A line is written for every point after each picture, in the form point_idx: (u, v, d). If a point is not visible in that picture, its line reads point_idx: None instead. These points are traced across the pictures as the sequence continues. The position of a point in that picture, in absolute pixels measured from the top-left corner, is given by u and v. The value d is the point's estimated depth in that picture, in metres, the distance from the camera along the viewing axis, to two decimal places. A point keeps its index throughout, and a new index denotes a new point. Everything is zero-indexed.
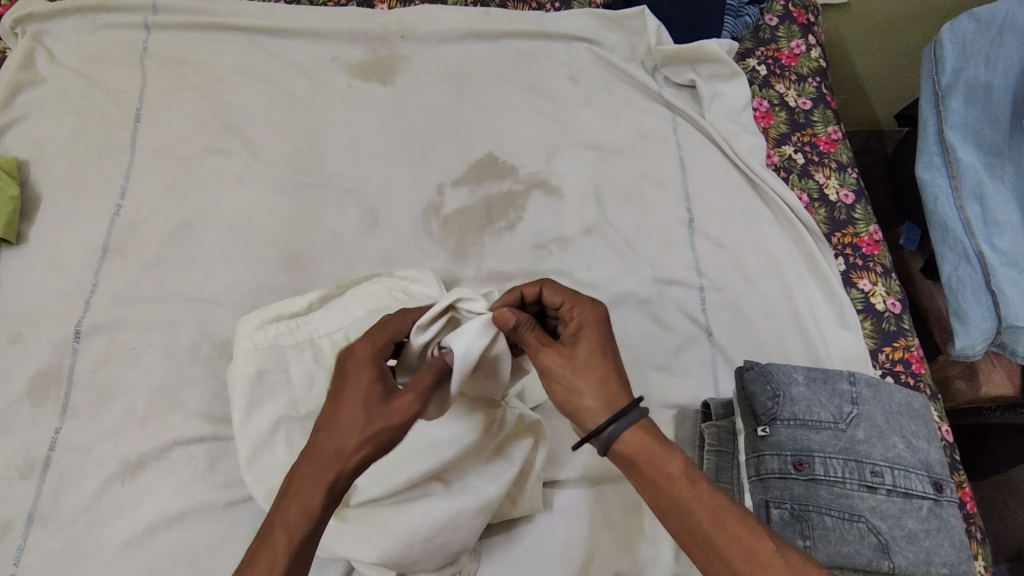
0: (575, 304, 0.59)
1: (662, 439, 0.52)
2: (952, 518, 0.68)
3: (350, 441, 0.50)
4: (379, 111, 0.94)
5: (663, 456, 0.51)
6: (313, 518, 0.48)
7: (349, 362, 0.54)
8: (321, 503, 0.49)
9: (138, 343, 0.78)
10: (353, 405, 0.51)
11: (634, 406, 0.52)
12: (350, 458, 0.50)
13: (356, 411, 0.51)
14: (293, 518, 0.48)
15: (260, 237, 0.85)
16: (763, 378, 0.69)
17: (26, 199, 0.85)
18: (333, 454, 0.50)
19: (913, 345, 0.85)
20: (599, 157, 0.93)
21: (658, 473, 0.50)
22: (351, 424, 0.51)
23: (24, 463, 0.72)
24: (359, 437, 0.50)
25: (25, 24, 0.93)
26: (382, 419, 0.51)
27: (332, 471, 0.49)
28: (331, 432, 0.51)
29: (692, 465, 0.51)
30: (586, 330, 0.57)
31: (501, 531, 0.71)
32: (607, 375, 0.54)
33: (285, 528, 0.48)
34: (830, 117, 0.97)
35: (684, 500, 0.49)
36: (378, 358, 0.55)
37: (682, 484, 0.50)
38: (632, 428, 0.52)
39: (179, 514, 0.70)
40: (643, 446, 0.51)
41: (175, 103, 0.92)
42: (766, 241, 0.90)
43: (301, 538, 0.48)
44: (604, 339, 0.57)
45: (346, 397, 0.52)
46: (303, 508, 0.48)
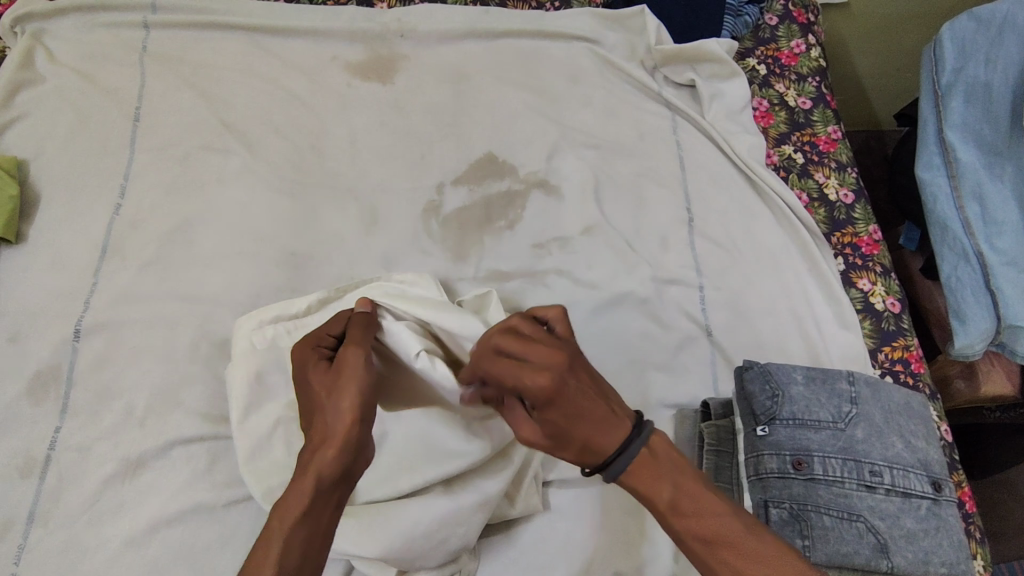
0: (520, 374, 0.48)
1: (657, 467, 0.49)
2: (951, 518, 0.68)
3: (324, 416, 0.52)
4: (378, 110, 0.94)
5: (652, 491, 0.49)
6: (304, 500, 0.47)
7: (299, 366, 0.58)
8: (311, 484, 0.48)
9: (138, 342, 0.78)
10: (315, 387, 0.55)
11: (632, 437, 0.49)
12: (324, 430, 0.51)
13: (320, 390, 0.54)
14: (285, 507, 0.47)
15: (260, 236, 0.85)
16: (762, 378, 0.69)
17: (26, 198, 0.85)
18: (313, 437, 0.51)
19: (912, 345, 0.85)
20: (598, 156, 0.93)
21: (653, 508, 0.49)
22: (317, 403, 0.53)
23: (24, 462, 0.72)
24: (328, 408, 0.52)
25: (25, 23, 0.93)
26: (336, 386, 0.53)
27: (314, 450, 0.50)
28: (310, 422, 0.53)
29: (685, 496, 0.48)
30: (552, 409, 0.48)
31: (501, 530, 0.72)
32: (602, 430, 0.48)
33: (279, 518, 0.47)
34: (830, 117, 0.97)
35: (679, 533, 0.48)
36: (320, 350, 0.59)
37: (674, 513, 0.48)
38: (623, 469, 0.49)
39: (179, 513, 0.70)
40: (635, 483, 0.49)
41: (175, 102, 0.92)
42: (766, 241, 0.90)
43: (297, 522, 0.47)
44: (573, 399, 0.48)
45: (307, 388, 0.56)
46: (294, 496, 0.48)
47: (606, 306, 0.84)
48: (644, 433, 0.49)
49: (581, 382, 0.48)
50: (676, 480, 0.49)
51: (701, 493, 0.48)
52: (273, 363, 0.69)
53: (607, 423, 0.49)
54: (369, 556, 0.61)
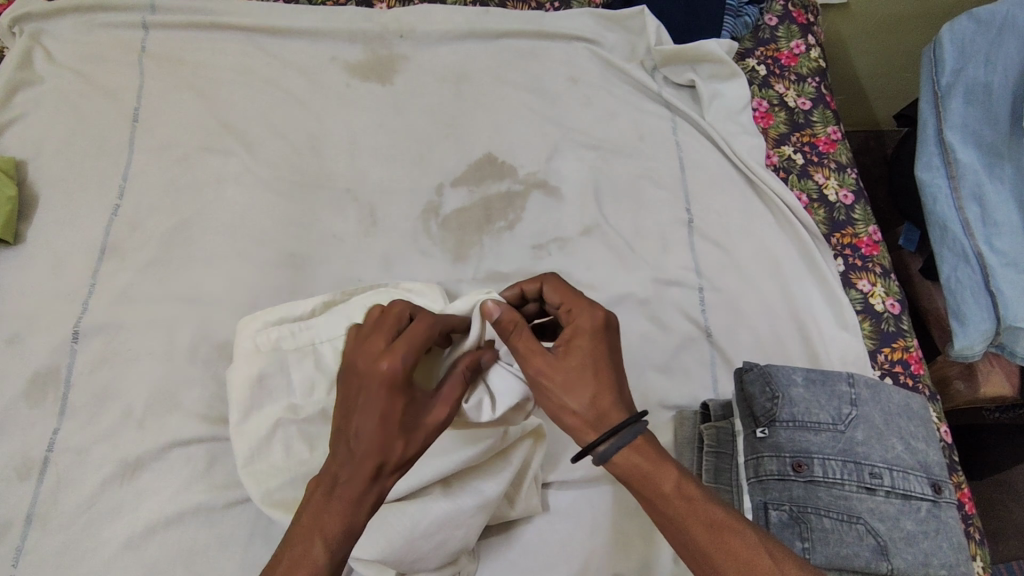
0: (573, 308, 0.57)
1: (656, 453, 0.52)
2: (950, 520, 0.67)
3: (391, 455, 0.50)
4: (378, 110, 0.94)
5: (657, 472, 0.51)
6: (355, 530, 0.50)
7: (380, 379, 0.51)
8: (364, 519, 0.50)
9: (137, 344, 0.78)
10: (392, 425, 0.50)
11: (634, 421, 0.52)
12: (386, 475, 0.50)
13: (394, 425, 0.50)
14: (334, 533, 0.49)
15: (260, 237, 0.85)
16: (762, 380, 0.69)
17: (24, 199, 0.85)
18: (371, 474, 0.49)
19: (912, 346, 0.85)
20: (598, 157, 0.93)
21: (651, 492, 0.50)
22: (388, 440, 0.50)
23: (23, 464, 0.72)
24: (399, 451, 0.50)
25: (22, 23, 0.93)
26: (415, 437, 0.51)
27: (372, 491, 0.50)
28: (373, 450, 0.50)
29: (687, 480, 0.51)
30: (580, 336, 0.55)
31: (500, 531, 0.71)
32: (602, 387, 0.53)
33: (325, 546, 0.48)
34: (830, 118, 0.97)
35: (678, 518, 0.50)
36: (410, 371, 0.52)
37: (676, 502, 0.50)
38: (626, 446, 0.51)
39: (179, 515, 0.69)
40: (636, 464, 0.51)
41: (174, 102, 0.92)
42: (767, 242, 0.89)
43: (341, 553, 0.49)
44: (598, 348, 0.54)
45: (379, 409, 0.50)
46: (345, 526, 0.49)
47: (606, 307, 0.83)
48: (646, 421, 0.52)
49: (611, 342, 0.55)
50: (679, 467, 0.52)
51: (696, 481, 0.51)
52: (274, 366, 0.68)
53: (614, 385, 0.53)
54: (369, 559, 0.61)
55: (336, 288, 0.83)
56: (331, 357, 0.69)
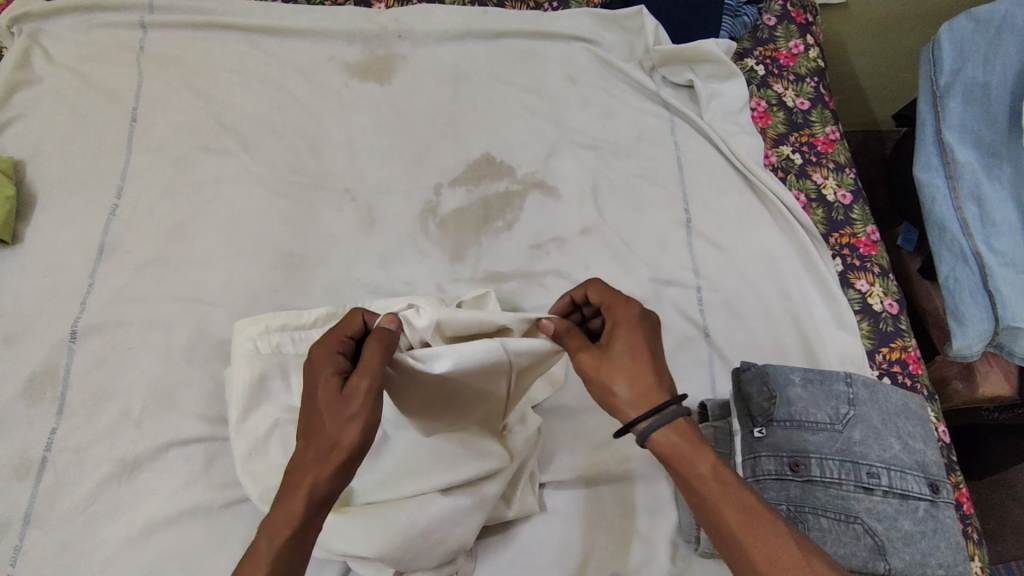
0: (613, 305, 0.60)
1: (695, 437, 0.54)
2: (949, 520, 0.67)
3: (323, 435, 0.51)
4: (376, 110, 0.94)
5: (694, 455, 0.53)
6: (294, 518, 0.49)
7: (314, 371, 0.54)
8: (302, 507, 0.49)
9: (135, 343, 0.78)
10: (322, 410, 0.52)
11: (672, 403, 0.55)
12: (321, 457, 0.50)
13: (323, 408, 0.52)
14: (276, 523, 0.49)
15: (258, 237, 0.85)
16: (759, 379, 0.70)
17: (22, 198, 0.85)
18: (308, 459, 0.50)
19: (910, 346, 0.85)
20: (597, 157, 0.93)
21: (688, 473, 0.52)
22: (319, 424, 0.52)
23: (21, 464, 0.72)
24: (329, 431, 0.51)
25: (21, 23, 0.93)
26: (341, 414, 0.51)
27: (307, 476, 0.50)
28: (306, 435, 0.52)
29: (724, 465, 0.52)
30: (621, 332, 0.58)
31: (498, 531, 0.71)
32: (644, 372, 0.56)
33: (270, 538, 0.49)
34: (829, 117, 0.97)
35: (712, 499, 0.51)
36: (336, 355, 0.55)
37: (711, 484, 0.51)
38: (664, 426, 0.54)
39: (177, 514, 0.69)
40: (674, 444, 0.53)
41: (172, 102, 0.92)
42: (764, 241, 0.89)
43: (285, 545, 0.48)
44: (638, 338, 0.58)
45: (311, 398, 0.53)
46: (284, 514, 0.49)
47: None
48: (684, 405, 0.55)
49: (653, 332, 0.59)
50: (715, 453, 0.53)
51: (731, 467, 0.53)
52: (274, 368, 0.68)
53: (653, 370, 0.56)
54: (366, 557, 0.61)
55: (334, 288, 0.83)
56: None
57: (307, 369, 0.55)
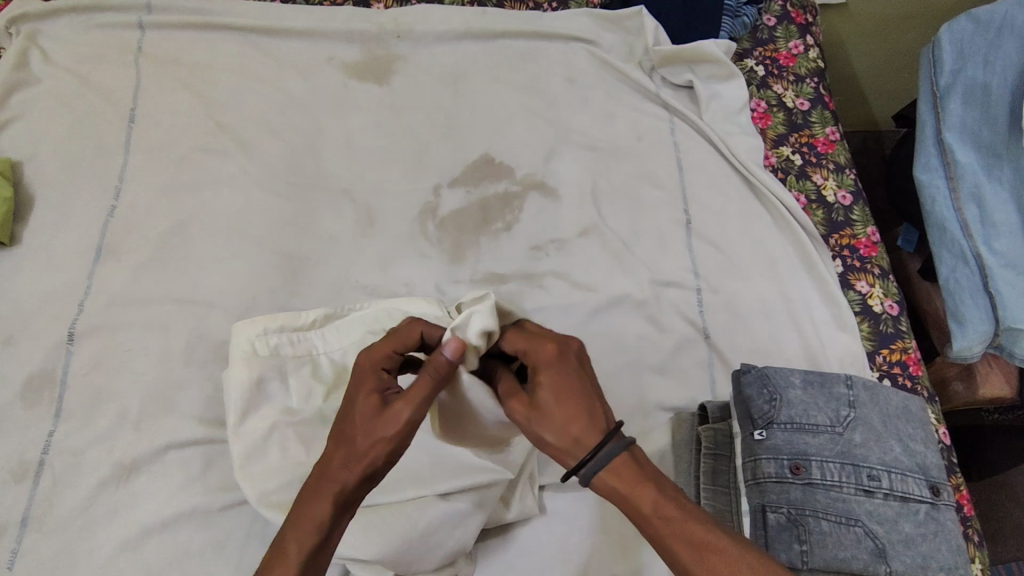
0: (533, 348, 0.54)
1: (635, 473, 0.48)
2: (949, 522, 0.67)
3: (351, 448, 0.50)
4: (375, 111, 0.93)
5: (635, 494, 0.48)
6: (319, 528, 0.48)
7: (355, 380, 0.53)
8: (327, 512, 0.48)
9: (133, 345, 0.78)
10: (355, 421, 0.50)
11: (608, 440, 0.49)
12: (349, 467, 0.49)
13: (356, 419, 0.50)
14: (301, 524, 0.48)
15: (256, 238, 0.85)
16: (760, 382, 0.69)
17: (20, 199, 0.85)
18: (336, 467, 0.49)
19: (911, 347, 0.84)
20: (596, 158, 0.92)
21: (632, 513, 0.48)
22: (349, 434, 0.50)
23: (18, 466, 0.71)
24: (358, 444, 0.49)
25: (19, 24, 0.93)
26: (376, 429, 0.50)
27: (332, 483, 0.49)
28: (336, 440, 0.50)
29: (668, 499, 0.48)
30: (544, 372, 0.52)
31: (497, 533, 0.71)
32: (577, 417, 0.50)
33: (294, 537, 0.48)
34: (829, 118, 0.97)
35: (660, 537, 0.47)
36: (381, 367, 0.54)
37: (657, 523, 0.47)
38: (605, 465, 0.49)
39: (175, 517, 0.69)
40: (617, 486, 0.49)
41: (170, 102, 0.91)
42: (764, 243, 0.89)
43: (311, 548, 0.48)
44: (562, 382, 0.52)
45: (347, 404, 0.52)
46: (310, 521, 0.48)
47: (604, 308, 0.83)
48: (625, 440, 0.49)
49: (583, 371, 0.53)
50: (659, 485, 0.48)
51: (679, 498, 0.48)
52: (273, 371, 0.68)
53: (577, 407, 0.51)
54: (365, 561, 0.60)
55: (333, 289, 0.83)
56: (329, 369, 0.69)
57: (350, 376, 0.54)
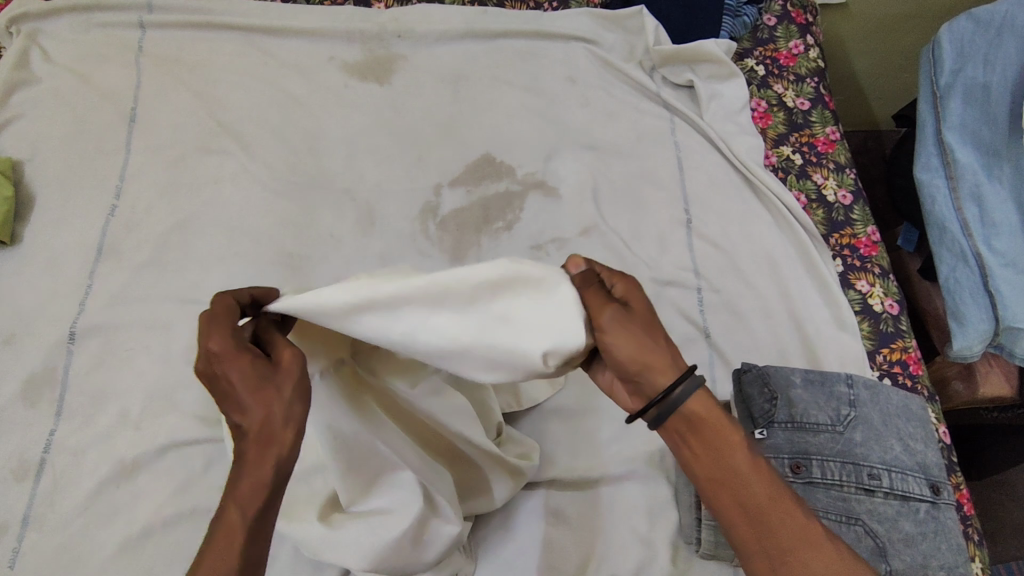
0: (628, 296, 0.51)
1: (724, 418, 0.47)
2: (950, 522, 0.67)
3: (262, 407, 0.42)
4: (376, 110, 0.94)
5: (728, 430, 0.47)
6: (262, 491, 0.40)
7: (219, 357, 0.44)
8: (269, 471, 0.40)
9: (133, 344, 0.78)
10: (254, 380, 0.43)
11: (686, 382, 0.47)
12: (271, 424, 0.41)
13: (249, 384, 0.42)
14: (239, 497, 0.39)
15: (257, 237, 0.85)
16: (760, 381, 0.70)
17: (21, 198, 0.85)
18: (253, 432, 0.41)
19: (911, 347, 0.85)
20: (596, 157, 0.92)
21: (706, 433, 0.47)
22: (247, 401, 0.42)
23: (19, 465, 0.71)
24: (270, 401, 0.42)
25: (20, 23, 0.93)
26: (279, 380, 0.43)
27: (262, 442, 0.41)
28: (239, 412, 0.42)
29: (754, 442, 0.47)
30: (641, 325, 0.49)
31: (498, 532, 0.71)
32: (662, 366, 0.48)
33: (236, 509, 0.39)
34: (829, 118, 0.97)
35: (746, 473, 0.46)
36: (240, 339, 0.45)
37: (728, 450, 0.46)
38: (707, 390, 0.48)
39: (175, 517, 0.69)
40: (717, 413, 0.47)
41: (171, 102, 0.91)
42: (765, 242, 0.89)
43: (256, 517, 0.39)
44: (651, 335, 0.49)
45: (227, 381, 0.43)
46: (250, 487, 0.40)
47: None
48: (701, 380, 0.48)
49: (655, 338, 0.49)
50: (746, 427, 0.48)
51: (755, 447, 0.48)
52: None
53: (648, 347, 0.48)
54: None
55: (333, 288, 0.83)
56: None
57: (200, 360, 0.45)
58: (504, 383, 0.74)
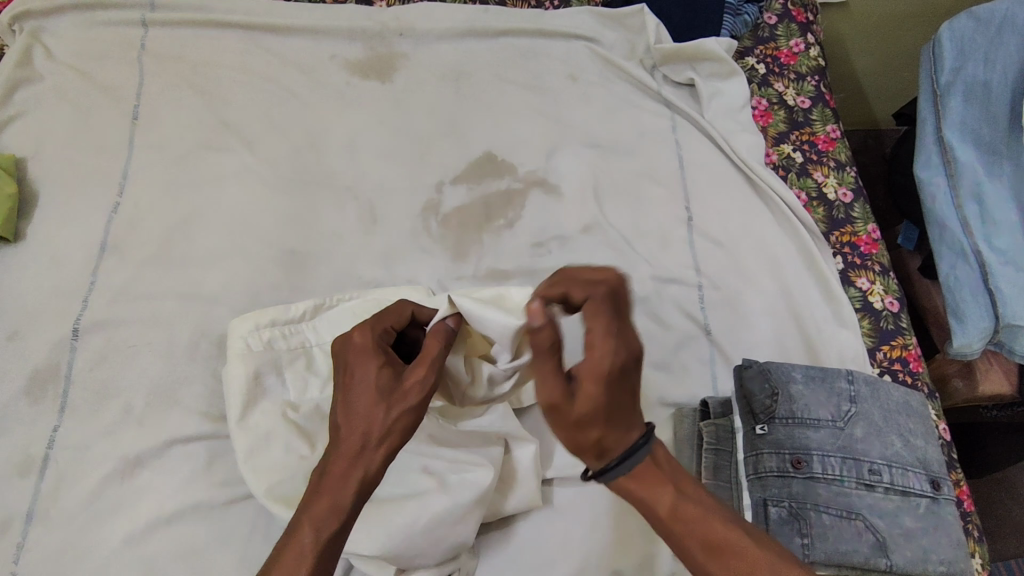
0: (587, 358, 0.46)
1: (652, 474, 0.48)
2: (949, 517, 0.68)
3: (367, 420, 0.50)
4: (378, 107, 0.94)
5: (654, 491, 0.47)
6: (342, 509, 0.48)
7: (357, 353, 0.54)
8: (351, 496, 0.49)
9: (136, 341, 0.78)
10: (375, 396, 0.51)
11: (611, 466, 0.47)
12: (371, 448, 0.50)
13: (371, 394, 0.51)
14: (321, 514, 0.48)
15: (260, 234, 0.85)
16: (762, 376, 0.69)
17: (25, 195, 0.85)
18: (353, 446, 0.50)
19: (911, 344, 0.85)
20: (598, 155, 0.93)
21: (651, 511, 0.48)
22: (364, 410, 0.51)
23: (23, 461, 0.72)
24: (378, 417, 0.50)
25: (23, 21, 0.93)
26: (395, 403, 0.51)
27: (356, 463, 0.49)
28: (348, 422, 0.51)
29: (687, 500, 0.48)
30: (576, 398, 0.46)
31: (499, 527, 0.71)
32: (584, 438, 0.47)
33: (317, 525, 0.48)
34: (829, 116, 0.97)
35: (682, 541, 0.47)
36: (380, 342, 0.55)
37: (674, 522, 0.47)
38: (626, 470, 0.47)
39: (179, 512, 0.69)
40: (636, 488, 0.48)
41: (174, 99, 0.92)
42: (765, 240, 0.90)
43: (332, 534, 0.48)
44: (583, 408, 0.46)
45: (354, 381, 0.52)
46: (330, 506, 0.48)
47: None
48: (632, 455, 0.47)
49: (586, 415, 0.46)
50: (679, 487, 0.48)
51: (696, 496, 0.48)
52: (272, 366, 0.69)
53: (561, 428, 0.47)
54: (367, 555, 0.60)
55: (335, 285, 0.83)
56: (322, 362, 0.71)
57: (344, 346, 0.54)
58: None
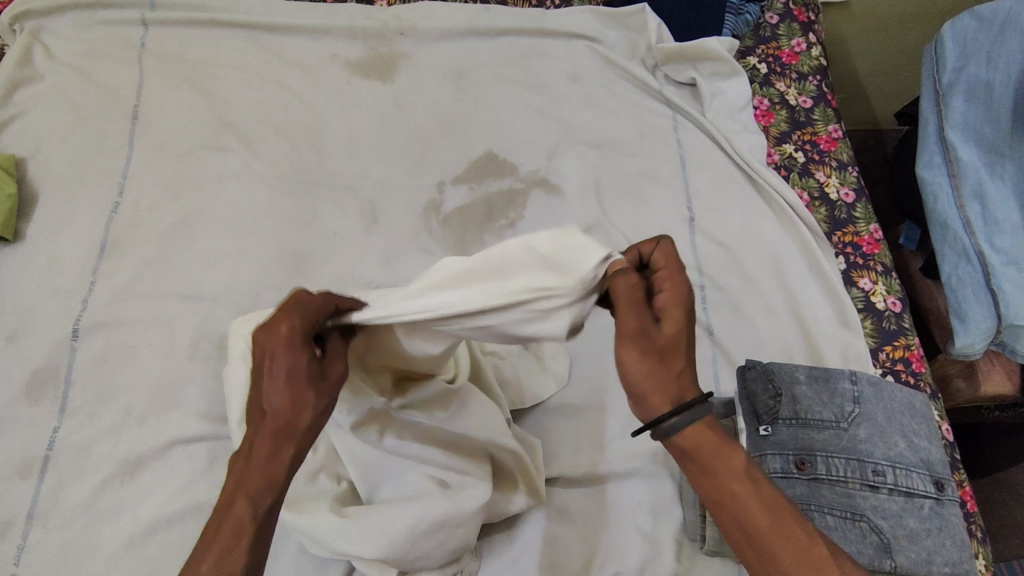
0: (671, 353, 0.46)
1: (721, 435, 0.45)
2: (954, 517, 0.67)
3: (298, 400, 0.44)
4: (378, 107, 0.94)
5: (724, 454, 0.44)
6: (274, 483, 0.44)
7: (269, 322, 0.45)
8: (284, 471, 0.44)
9: (136, 342, 0.77)
10: (294, 376, 0.44)
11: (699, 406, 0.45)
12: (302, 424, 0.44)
13: (298, 375, 0.44)
14: (253, 488, 0.43)
15: (260, 234, 0.85)
16: (764, 377, 0.70)
17: (24, 195, 0.85)
18: (282, 420, 0.44)
19: (913, 344, 0.84)
20: (599, 155, 0.92)
21: (718, 474, 0.44)
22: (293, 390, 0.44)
23: (23, 463, 0.71)
24: (308, 400, 0.44)
25: (23, 20, 0.93)
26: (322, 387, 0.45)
27: (283, 440, 0.44)
28: (279, 396, 0.44)
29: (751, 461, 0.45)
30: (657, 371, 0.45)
31: (500, 529, 0.71)
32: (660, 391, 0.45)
33: (248, 506, 0.43)
34: (831, 115, 0.96)
35: (741, 501, 0.44)
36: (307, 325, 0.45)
37: (738, 486, 0.44)
38: (693, 423, 0.44)
39: (179, 513, 0.69)
40: (703, 444, 0.44)
41: (174, 98, 0.91)
42: (767, 240, 0.89)
43: (263, 512, 0.44)
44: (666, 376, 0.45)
45: (282, 356, 0.44)
46: (261, 480, 0.44)
47: None
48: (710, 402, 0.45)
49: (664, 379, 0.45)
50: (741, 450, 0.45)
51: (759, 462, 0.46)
52: None
53: (654, 363, 0.44)
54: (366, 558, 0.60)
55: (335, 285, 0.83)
56: None
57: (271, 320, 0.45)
58: (508, 377, 0.75)
